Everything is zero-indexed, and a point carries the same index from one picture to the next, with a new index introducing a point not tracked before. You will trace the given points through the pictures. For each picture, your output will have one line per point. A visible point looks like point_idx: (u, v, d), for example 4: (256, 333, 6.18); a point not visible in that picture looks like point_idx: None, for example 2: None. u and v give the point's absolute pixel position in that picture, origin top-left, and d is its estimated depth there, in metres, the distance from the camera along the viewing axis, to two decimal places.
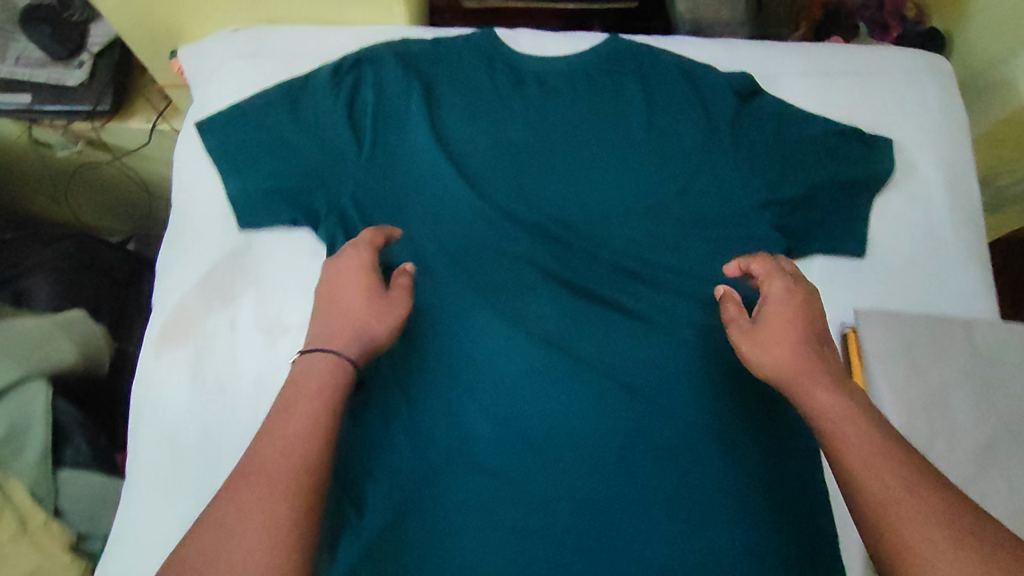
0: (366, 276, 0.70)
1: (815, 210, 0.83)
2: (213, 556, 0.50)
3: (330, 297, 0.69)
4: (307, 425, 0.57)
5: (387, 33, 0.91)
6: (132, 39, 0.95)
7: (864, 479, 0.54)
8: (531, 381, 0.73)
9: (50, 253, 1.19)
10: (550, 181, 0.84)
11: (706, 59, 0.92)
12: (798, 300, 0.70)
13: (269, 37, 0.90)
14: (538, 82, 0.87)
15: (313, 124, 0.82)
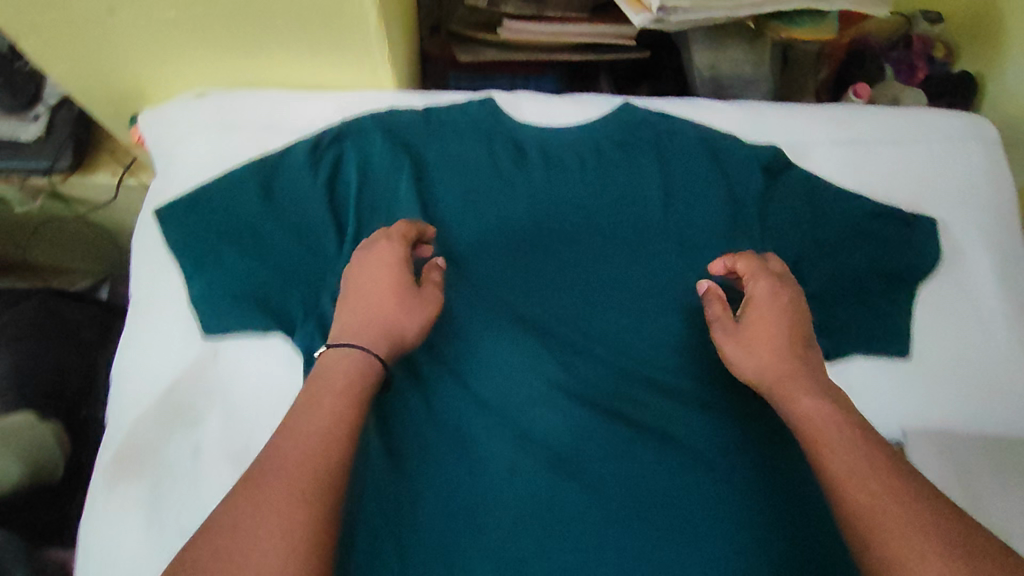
0: (398, 270, 0.62)
1: (850, 306, 0.75)
2: (221, 555, 0.42)
3: (352, 290, 0.61)
4: (331, 425, 0.49)
5: (373, 100, 0.81)
6: (87, 100, 0.85)
7: (847, 486, 0.47)
8: (532, 410, 0.66)
9: (11, 315, 1.00)
10: (557, 272, 0.75)
11: (729, 129, 0.83)
12: (784, 301, 0.63)
13: (238, 102, 0.80)
14: (541, 159, 0.79)
15: (289, 214, 0.74)
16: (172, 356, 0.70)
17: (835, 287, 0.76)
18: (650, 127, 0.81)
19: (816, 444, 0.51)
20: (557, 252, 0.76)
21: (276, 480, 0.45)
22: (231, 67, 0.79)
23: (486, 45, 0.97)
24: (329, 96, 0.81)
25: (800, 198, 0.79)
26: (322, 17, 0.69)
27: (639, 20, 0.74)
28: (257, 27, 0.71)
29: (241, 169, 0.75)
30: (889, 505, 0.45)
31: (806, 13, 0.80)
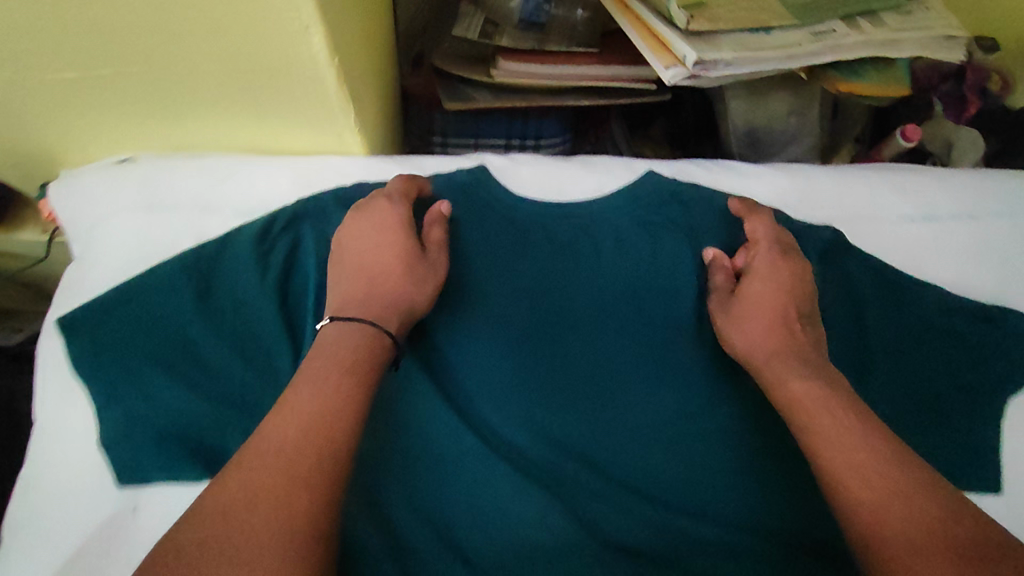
0: (401, 235, 0.59)
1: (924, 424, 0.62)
2: (204, 550, 0.38)
3: (350, 257, 0.58)
4: (338, 398, 0.46)
5: (341, 171, 0.67)
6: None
7: (843, 476, 0.45)
8: (529, 408, 0.59)
9: None
10: (569, 385, 0.61)
11: (774, 204, 0.69)
12: (784, 273, 0.60)
13: (172, 171, 0.65)
14: (547, 241, 0.66)
15: (232, 324, 0.61)
16: (79, 513, 0.56)
17: (900, 399, 0.63)
18: (672, 204, 0.68)
19: (805, 430, 0.50)
20: (566, 362, 0.61)
21: (285, 465, 0.41)
22: (160, 131, 0.64)
23: (478, 87, 0.81)
24: (285, 163, 0.66)
25: (859, 287, 0.66)
26: (269, 80, 0.54)
27: (670, 77, 0.60)
28: (186, 91, 0.56)
29: (170, 265, 0.61)
30: (894, 501, 0.43)
31: (870, 57, 0.66)
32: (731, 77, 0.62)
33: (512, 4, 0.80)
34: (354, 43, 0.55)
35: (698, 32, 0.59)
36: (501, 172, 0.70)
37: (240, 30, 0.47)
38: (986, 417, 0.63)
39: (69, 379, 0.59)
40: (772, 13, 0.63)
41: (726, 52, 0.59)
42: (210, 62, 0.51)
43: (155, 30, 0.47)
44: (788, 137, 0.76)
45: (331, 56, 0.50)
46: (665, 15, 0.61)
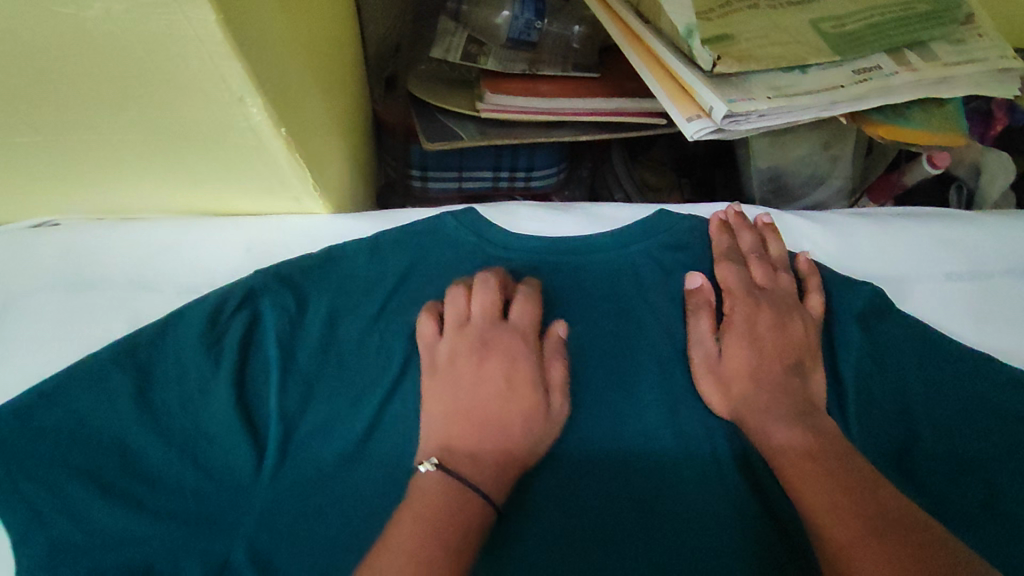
0: (502, 350, 0.49)
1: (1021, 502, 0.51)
2: None
3: (452, 392, 0.47)
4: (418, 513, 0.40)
5: (302, 226, 0.54)
6: None
7: None
8: (538, 488, 0.47)
9: None
10: (592, 484, 0.48)
11: (814, 255, 0.59)
12: (779, 324, 0.53)
13: (92, 239, 0.52)
14: (549, 309, 0.53)
15: (182, 428, 0.47)
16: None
17: (971, 505, 0.51)
18: (702, 247, 0.57)
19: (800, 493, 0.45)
20: (581, 461, 0.48)
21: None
22: (73, 196, 0.49)
23: (461, 118, 0.71)
24: (235, 228, 0.53)
25: (910, 358, 0.55)
26: (208, 152, 0.43)
27: (693, 130, 0.51)
28: (101, 163, 0.44)
29: (101, 354, 0.47)
30: None
31: (919, 98, 0.57)
32: (764, 127, 0.53)
33: (497, 20, 0.69)
34: (308, 72, 0.44)
35: (724, 74, 0.50)
36: (495, 213, 0.57)
37: (161, 101, 0.36)
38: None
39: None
40: (807, 48, 0.54)
41: (760, 101, 0.49)
42: (127, 130, 0.39)
43: (48, 98, 0.35)
44: (814, 176, 0.67)
45: (278, 129, 0.39)
46: (684, 52, 0.52)
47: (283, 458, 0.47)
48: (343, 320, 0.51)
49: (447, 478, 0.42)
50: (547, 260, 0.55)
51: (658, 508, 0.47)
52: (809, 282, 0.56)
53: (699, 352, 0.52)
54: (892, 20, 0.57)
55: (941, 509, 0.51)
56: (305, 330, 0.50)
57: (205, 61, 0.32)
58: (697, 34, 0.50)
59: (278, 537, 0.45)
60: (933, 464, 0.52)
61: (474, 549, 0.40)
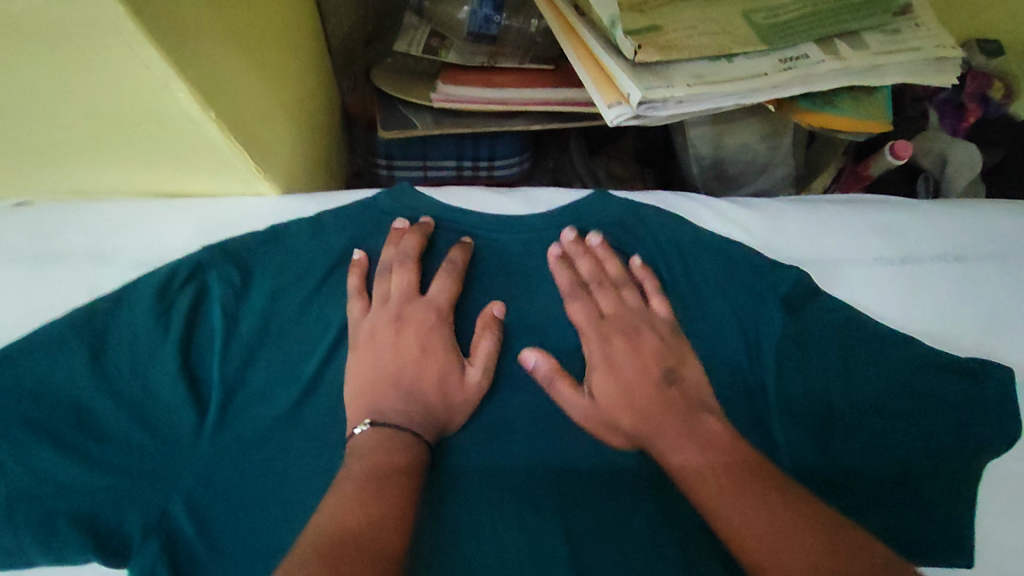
0: (427, 321, 0.54)
1: (905, 472, 0.55)
2: None
3: (380, 358, 0.53)
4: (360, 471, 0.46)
5: (250, 206, 0.58)
6: None
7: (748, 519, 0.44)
8: (455, 447, 0.52)
9: None
10: (509, 441, 0.53)
11: (739, 238, 0.60)
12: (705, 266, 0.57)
13: (61, 214, 0.56)
14: (478, 286, 0.57)
15: (131, 390, 0.51)
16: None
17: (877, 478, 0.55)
18: (632, 231, 0.59)
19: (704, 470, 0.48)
20: (497, 421, 0.53)
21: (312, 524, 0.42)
22: (44, 176, 0.54)
23: (419, 110, 0.74)
24: (189, 208, 0.57)
25: (832, 337, 0.56)
26: (151, 135, 0.47)
27: (614, 116, 0.53)
28: (58, 146, 0.48)
29: (64, 319, 0.52)
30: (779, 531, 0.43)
31: (847, 86, 0.59)
32: (686, 113, 0.55)
33: (460, 15, 0.71)
34: (246, 63, 0.48)
35: (646, 63, 0.53)
36: (438, 193, 0.60)
37: (97, 86, 0.40)
38: (969, 492, 0.56)
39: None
40: (732, 38, 0.56)
41: (677, 88, 0.52)
42: (70, 114, 0.43)
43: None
44: (757, 164, 0.68)
45: (207, 112, 0.43)
46: (610, 42, 0.54)
47: (224, 419, 0.51)
48: (285, 294, 0.55)
49: (379, 434, 0.48)
50: (483, 239, 0.58)
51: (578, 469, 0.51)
52: (718, 264, 0.58)
53: (585, 319, 0.56)
54: (824, 10, 0.58)
55: (845, 481, 0.55)
56: (247, 301, 0.54)
57: (124, 50, 0.36)
58: (619, 24, 0.52)
59: (215, 493, 0.50)
60: (837, 437, 0.55)
61: (391, 505, 0.44)
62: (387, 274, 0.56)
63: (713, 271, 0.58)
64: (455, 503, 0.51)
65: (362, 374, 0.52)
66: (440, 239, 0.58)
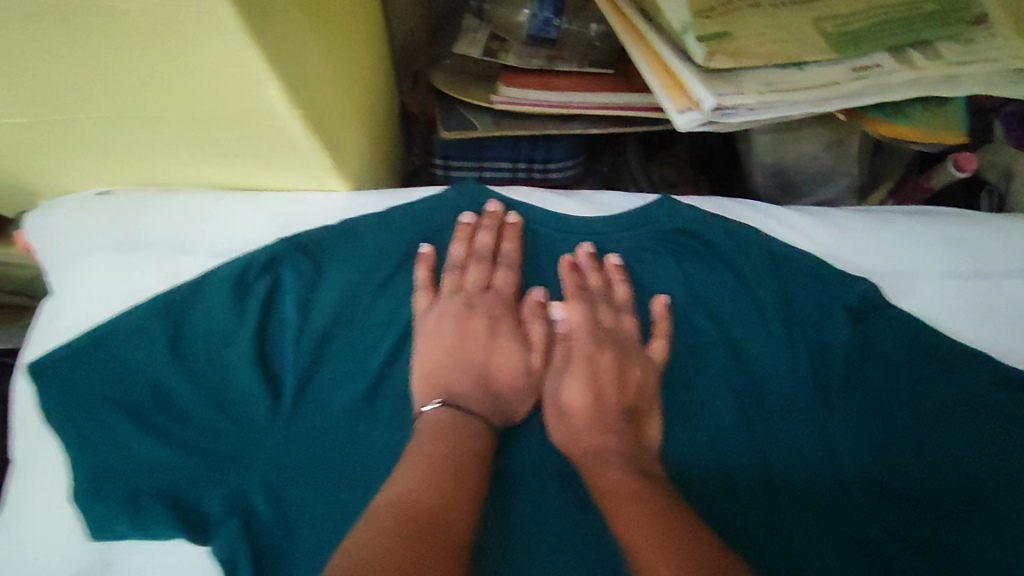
0: (494, 317, 0.56)
1: (982, 489, 0.53)
2: None
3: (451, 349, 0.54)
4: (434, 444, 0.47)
5: (319, 202, 0.59)
6: None
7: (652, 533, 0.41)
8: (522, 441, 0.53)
9: None
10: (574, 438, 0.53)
11: (808, 248, 0.59)
12: (706, 319, 0.57)
13: (144, 205, 0.59)
14: (542, 284, 0.58)
15: (210, 375, 0.53)
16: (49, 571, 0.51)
17: (947, 494, 0.53)
18: (699, 237, 0.58)
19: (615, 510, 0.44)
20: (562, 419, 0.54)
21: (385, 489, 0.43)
22: (132, 166, 0.57)
23: (478, 111, 0.75)
24: (264, 200, 0.59)
25: (899, 349, 0.55)
26: (236, 128, 0.48)
27: (685, 121, 0.53)
28: (146, 136, 0.50)
29: (147, 304, 0.54)
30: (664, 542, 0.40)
31: (921, 97, 0.58)
32: (757, 120, 0.55)
33: (519, 18, 0.75)
34: (324, 61, 0.49)
35: (718, 70, 0.53)
36: (502, 191, 0.61)
37: (192, 79, 0.41)
38: None
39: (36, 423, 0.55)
40: (801, 48, 0.56)
41: (749, 95, 0.52)
42: (167, 109, 0.46)
43: (98, 73, 0.41)
44: (824, 176, 0.67)
45: (294, 108, 0.44)
46: (680, 48, 0.54)
47: (294, 403, 0.53)
48: (355, 286, 0.56)
49: (456, 422, 0.49)
50: (545, 237, 0.59)
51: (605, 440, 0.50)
52: (781, 272, 0.57)
53: (580, 322, 0.56)
54: (896, 19, 0.58)
55: (916, 493, 0.53)
56: (319, 294, 0.56)
57: (229, 46, 0.37)
58: (692, 30, 0.54)
59: (285, 476, 0.51)
60: (903, 448, 0.54)
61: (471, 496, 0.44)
62: (458, 271, 0.58)
63: (776, 276, 0.57)
64: (525, 492, 0.52)
65: (432, 366, 0.54)
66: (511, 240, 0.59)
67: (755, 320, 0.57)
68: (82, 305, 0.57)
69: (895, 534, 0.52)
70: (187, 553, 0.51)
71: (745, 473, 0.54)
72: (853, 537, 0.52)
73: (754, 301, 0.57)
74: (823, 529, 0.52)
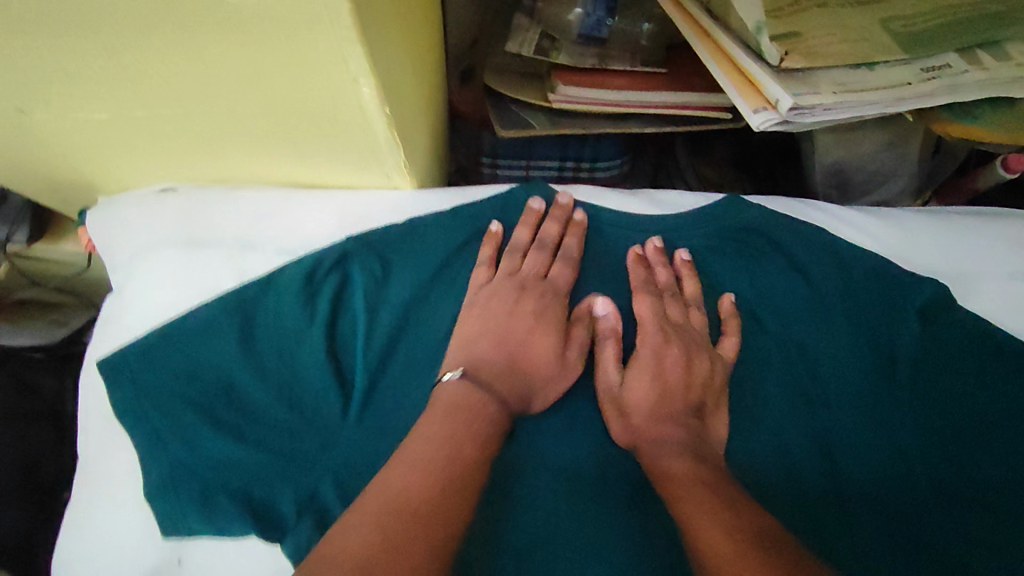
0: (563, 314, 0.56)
1: None
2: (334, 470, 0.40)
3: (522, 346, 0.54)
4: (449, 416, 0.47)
5: (387, 203, 0.60)
6: (36, 191, 0.65)
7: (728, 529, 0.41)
8: (592, 440, 0.53)
9: None
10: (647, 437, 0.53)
11: (872, 246, 0.59)
12: (773, 319, 0.57)
13: (211, 205, 0.59)
14: (609, 281, 0.58)
15: (282, 373, 0.53)
16: (125, 567, 0.52)
17: None
18: (761, 235, 0.59)
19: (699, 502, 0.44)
20: None
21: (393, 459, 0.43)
22: (206, 162, 0.57)
23: (533, 111, 0.75)
24: (331, 198, 0.59)
25: (970, 351, 0.55)
26: (317, 126, 0.48)
27: (758, 121, 0.53)
28: (225, 133, 0.50)
29: (218, 302, 0.55)
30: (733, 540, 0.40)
31: (991, 97, 0.57)
32: (829, 120, 0.55)
33: (569, 18, 0.74)
34: (405, 60, 0.49)
35: (792, 71, 0.53)
36: (568, 190, 0.61)
37: (285, 77, 0.41)
38: None
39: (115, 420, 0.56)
40: (872, 48, 0.56)
41: (825, 95, 0.52)
42: (253, 107, 0.46)
43: (193, 69, 0.41)
44: (881, 177, 0.68)
45: (381, 107, 0.44)
46: (752, 48, 0.54)
47: (365, 400, 0.53)
48: (423, 285, 0.57)
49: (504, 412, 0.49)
50: (610, 234, 0.59)
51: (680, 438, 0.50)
52: (850, 272, 0.57)
53: (648, 313, 0.55)
54: (963, 20, 0.57)
55: (990, 499, 0.53)
56: (387, 292, 0.56)
57: (332, 44, 0.37)
58: (765, 30, 0.53)
59: (358, 474, 0.51)
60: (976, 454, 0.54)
61: None
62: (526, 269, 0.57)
63: (837, 276, 0.58)
64: (599, 492, 0.51)
65: (498, 364, 0.53)
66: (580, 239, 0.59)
67: (823, 319, 0.57)
68: (152, 301, 0.57)
69: (970, 540, 0.52)
70: (257, 552, 0.52)
71: (816, 471, 0.53)
72: (928, 542, 0.52)
73: (821, 301, 0.57)
74: (894, 532, 0.52)
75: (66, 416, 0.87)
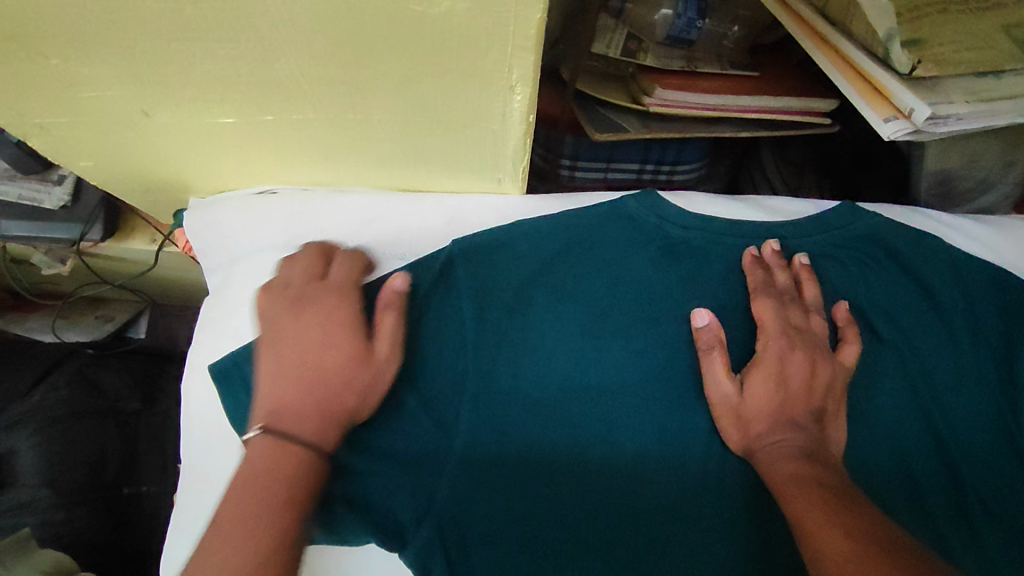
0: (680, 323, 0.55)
1: None
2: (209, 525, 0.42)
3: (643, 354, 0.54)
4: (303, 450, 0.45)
5: (497, 206, 0.59)
6: (125, 191, 0.63)
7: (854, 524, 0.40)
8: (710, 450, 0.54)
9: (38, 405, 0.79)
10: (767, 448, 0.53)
11: (981, 255, 0.60)
12: (890, 328, 0.56)
13: (316, 206, 0.58)
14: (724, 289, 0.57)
15: (399, 380, 0.52)
16: None
17: None
18: (877, 242, 0.58)
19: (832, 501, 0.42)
20: None
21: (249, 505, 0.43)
22: (312, 166, 0.56)
23: (623, 112, 0.74)
24: (439, 203, 0.59)
25: None
26: (450, 134, 0.47)
27: (890, 129, 0.53)
28: (346, 138, 0.49)
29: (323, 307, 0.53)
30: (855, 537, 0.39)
31: None
32: (954, 129, 0.54)
33: (654, 18, 0.71)
34: None
35: (922, 78, 0.52)
36: (677, 197, 0.60)
37: (441, 86, 0.41)
38: None
39: (223, 426, 0.56)
40: (1002, 54, 0.54)
41: (959, 105, 0.51)
42: (388, 113, 0.45)
43: (345, 75, 0.40)
44: (983, 185, 0.67)
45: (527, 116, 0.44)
46: (880, 56, 0.54)
47: (480, 405, 0.52)
48: (535, 288, 0.56)
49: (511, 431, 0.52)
50: (721, 241, 0.58)
51: (808, 449, 0.49)
52: (964, 282, 0.57)
53: (770, 319, 0.54)
54: None
55: None
56: (497, 293, 0.55)
57: (505, 51, 0.37)
58: (896, 37, 0.52)
59: (480, 480, 0.51)
60: None
61: None
62: (640, 276, 0.57)
63: (952, 284, 0.57)
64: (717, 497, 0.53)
65: None
66: (692, 247, 0.58)
67: (939, 330, 0.56)
68: None
69: None
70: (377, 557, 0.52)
71: (935, 483, 0.53)
72: None
73: (937, 310, 0.57)
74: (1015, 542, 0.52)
75: (125, 411, 0.85)
